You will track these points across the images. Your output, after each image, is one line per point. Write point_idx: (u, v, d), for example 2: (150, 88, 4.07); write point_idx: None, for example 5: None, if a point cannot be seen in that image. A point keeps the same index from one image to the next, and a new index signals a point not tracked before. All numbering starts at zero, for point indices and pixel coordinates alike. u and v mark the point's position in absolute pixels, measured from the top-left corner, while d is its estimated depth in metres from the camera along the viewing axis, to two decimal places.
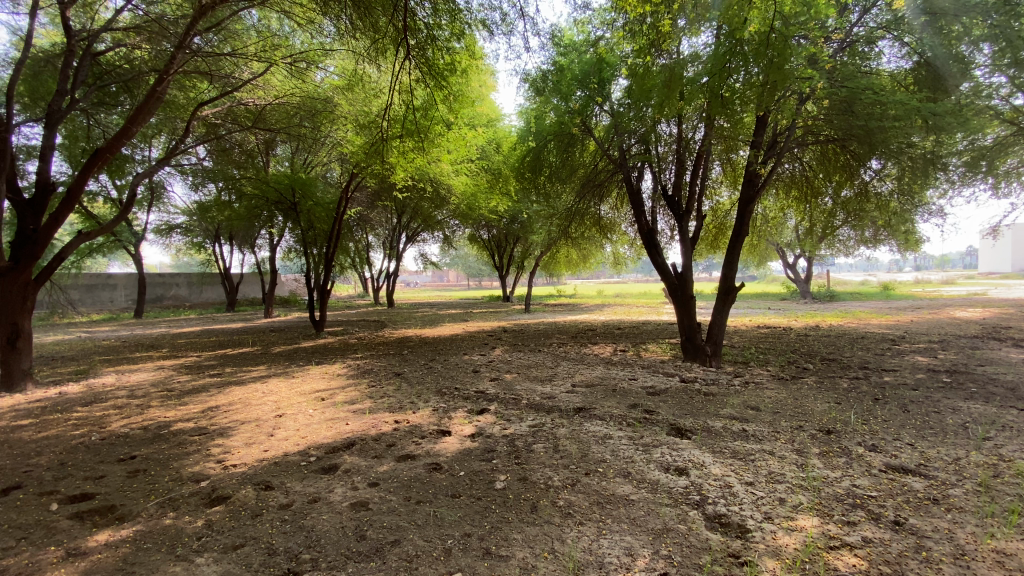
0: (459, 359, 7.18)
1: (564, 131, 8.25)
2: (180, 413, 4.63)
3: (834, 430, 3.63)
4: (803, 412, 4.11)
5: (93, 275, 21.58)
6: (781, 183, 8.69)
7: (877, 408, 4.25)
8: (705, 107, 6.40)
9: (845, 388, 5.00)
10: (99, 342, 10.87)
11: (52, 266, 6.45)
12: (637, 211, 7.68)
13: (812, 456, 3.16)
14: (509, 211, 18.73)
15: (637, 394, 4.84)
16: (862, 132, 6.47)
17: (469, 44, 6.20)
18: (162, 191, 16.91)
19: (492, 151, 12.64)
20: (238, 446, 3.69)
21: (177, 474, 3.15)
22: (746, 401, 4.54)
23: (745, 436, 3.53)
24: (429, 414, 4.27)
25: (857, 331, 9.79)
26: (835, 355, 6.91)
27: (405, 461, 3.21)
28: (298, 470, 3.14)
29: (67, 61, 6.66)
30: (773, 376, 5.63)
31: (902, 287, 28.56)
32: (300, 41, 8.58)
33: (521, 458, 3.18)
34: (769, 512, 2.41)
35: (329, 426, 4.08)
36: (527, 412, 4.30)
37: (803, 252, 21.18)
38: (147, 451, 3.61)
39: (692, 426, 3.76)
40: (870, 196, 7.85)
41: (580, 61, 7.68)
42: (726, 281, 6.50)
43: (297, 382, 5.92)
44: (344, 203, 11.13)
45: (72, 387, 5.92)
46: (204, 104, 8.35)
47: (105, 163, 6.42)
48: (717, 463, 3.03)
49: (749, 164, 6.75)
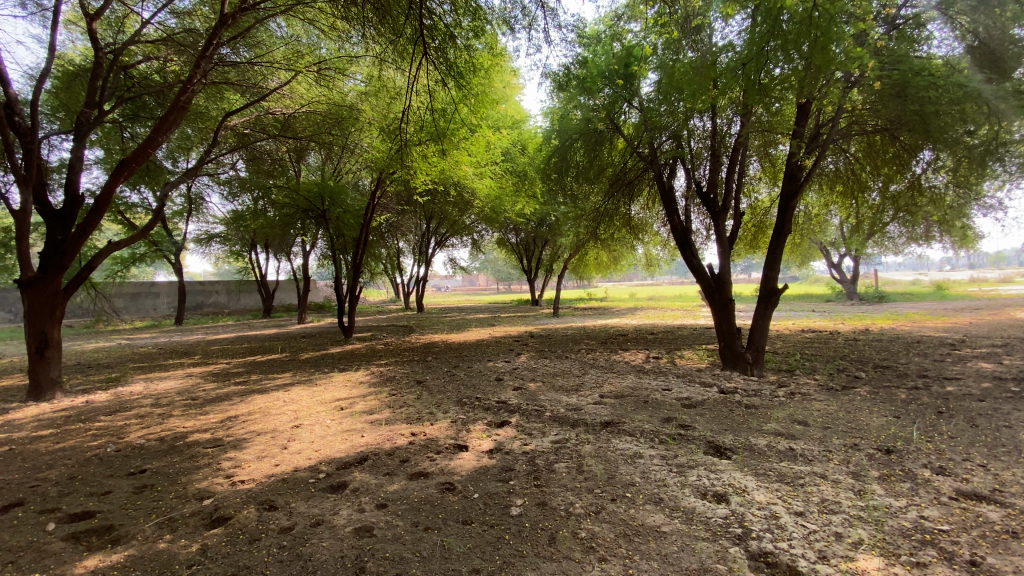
0: (483, 366, 6.96)
1: (592, 128, 7.99)
2: (199, 423, 4.58)
3: (894, 450, 3.22)
4: (856, 428, 3.71)
5: (137, 284, 22.44)
6: (824, 179, 8.19)
7: (942, 423, 3.79)
8: (742, 98, 6.01)
9: (902, 399, 4.52)
10: (138, 349, 11.19)
11: (83, 274, 6.62)
12: (669, 210, 7.32)
13: (870, 480, 2.78)
14: (536, 214, 18.51)
15: (671, 406, 4.50)
16: (919, 119, 5.97)
17: (491, 44, 6.02)
18: (200, 201, 17.44)
19: (518, 154, 12.44)
20: (249, 459, 3.57)
21: (183, 491, 3.04)
22: (791, 414, 4.14)
23: (792, 456, 3.17)
24: (447, 426, 4.06)
25: (911, 335, 9.10)
26: (889, 362, 6.34)
27: (418, 480, 3.00)
28: (305, 488, 2.97)
29: (96, 74, 6.87)
30: (821, 386, 5.17)
31: (956, 287, 26.96)
32: (327, 51, 8.59)
33: (542, 479, 2.92)
34: (823, 551, 2.08)
35: (344, 438, 3.91)
36: (551, 425, 4.03)
37: (847, 250, 20.13)
38: (158, 465, 3.55)
39: (732, 444, 3.42)
40: (923, 190, 7.29)
41: (605, 55, 7.35)
42: (767, 282, 6.09)
43: (319, 391, 5.82)
44: (371, 209, 11.11)
45: (99, 395, 6.02)
46: (232, 114, 8.42)
47: (132, 173, 6.56)
48: (762, 489, 2.69)
49: (791, 157, 6.31)
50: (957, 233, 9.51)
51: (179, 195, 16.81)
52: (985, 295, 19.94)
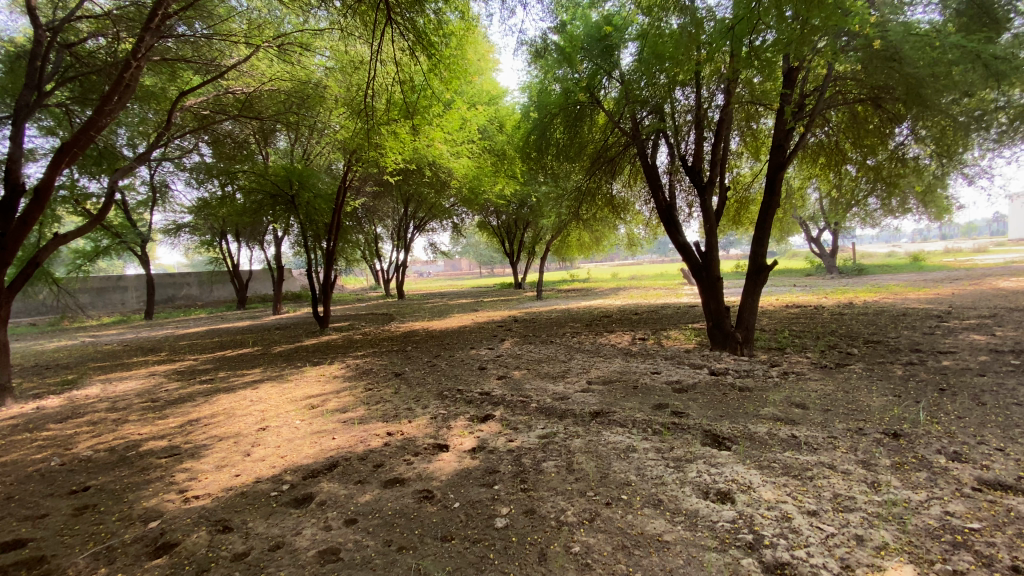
0: (465, 355, 6.66)
1: (571, 104, 7.66)
2: (156, 430, 4.20)
3: (902, 434, 3.06)
4: (858, 410, 3.54)
5: (103, 278, 21.57)
6: (807, 151, 8.01)
7: (946, 401, 3.64)
8: (727, 66, 5.73)
9: (900, 377, 4.37)
10: (100, 346, 10.65)
11: (28, 270, 6.09)
12: (652, 186, 7.04)
13: (881, 470, 2.60)
14: (516, 196, 18.15)
15: (662, 391, 4.27)
16: (912, 82, 5.71)
17: (463, 12, 5.64)
18: (164, 189, 16.63)
19: (495, 132, 12.00)
20: (207, 470, 3.23)
21: (128, 513, 2.71)
22: (788, 397, 3.95)
23: (796, 445, 2.95)
24: (425, 424, 3.77)
25: (895, 307, 9.09)
26: (879, 337, 6.22)
27: (392, 489, 2.71)
28: (265, 504, 2.65)
29: (34, 54, 6.20)
30: (814, 365, 5.00)
31: (930, 257, 27.45)
32: (291, 26, 8.06)
33: (529, 482, 2.65)
34: (846, 559, 1.86)
35: (312, 442, 3.58)
36: (537, 418, 3.77)
37: (826, 222, 20.25)
38: (104, 480, 3.20)
39: (731, 432, 3.19)
40: (904, 161, 7.18)
41: (586, 25, 6.95)
42: (755, 259, 5.85)
43: (290, 388, 5.46)
44: (344, 192, 10.57)
45: (51, 399, 5.58)
46: (187, 94, 7.85)
47: (74, 159, 5.96)
48: (769, 484, 2.48)
49: (778, 128, 6.05)
50: (934, 203, 9.48)
51: (141, 183, 16.13)
52: (962, 265, 20.26)
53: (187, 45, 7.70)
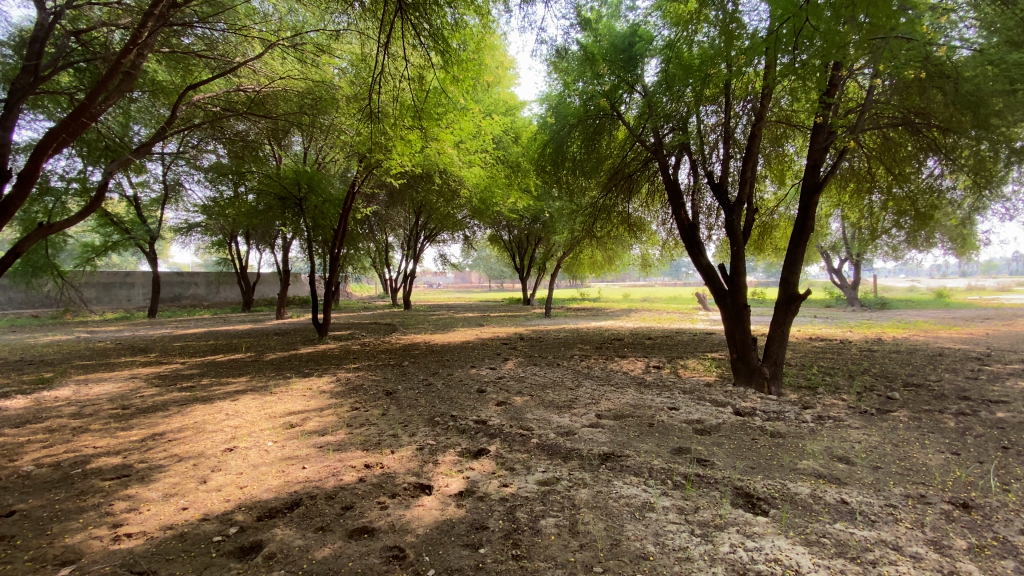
0: (465, 374, 6.21)
1: (591, 117, 7.27)
2: (113, 444, 3.77)
3: (972, 506, 2.57)
4: (916, 471, 3.02)
5: (111, 274, 21.53)
6: (835, 176, 7.52)
7: (1015, 464, 3.11)
8: (758, 80, 5.31)
9: (953, 430, 3.82)
10: (92, 343, 10.35)
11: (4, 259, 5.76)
12: (674, 204, 6.56)
13: (958, 557, 2.09)
14: (529, 210, 17.82)
15: (681, 433, 3.76)
16: (969, 103, 5.17)
17: (480, 14, 5.29)
18: (176, 187, 16.52)
19: (510, 144, 11.65)
20: (152, 500, 2.79)
21: (42, 552, 2.26)
22: (829, 448, 3.43)
23: (850, 515, 2.45)
24: (409, 457, 3.31)
25: (928, 346, 8.47)
26: (919, 379, 5.66)
27: (359, 542, 2.25)
28: (204, 552, 2.20)
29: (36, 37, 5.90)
30: (853, 410, 4.45)
31: (957, 294, 26.65)
32: (308, 27, 7.84)
33: (522, 546, 2.17)
34: None
35: (280, 471, 3.13)
36: (538, 458, 3.29)
37: (847, 252, 19.69)
38: (34, 504, 2.76)
39: (766, 493, 2.68)
40: (939, 191, 6.66)
41: (612, 35, 6.54)
42: (788, 286, 5.34)
43: (271, 402, 5.02)
44: (352, 198, 10.23)
45: (18, 400, 5.18)
46: (196, 87, 7.49)
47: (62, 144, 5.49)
48: (822, 570, 1.98)
49: (813, 149, 5.57)
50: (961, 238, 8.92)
51: (155, 180, 16.13)
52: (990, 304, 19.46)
53: (199, 39, 7.46)
